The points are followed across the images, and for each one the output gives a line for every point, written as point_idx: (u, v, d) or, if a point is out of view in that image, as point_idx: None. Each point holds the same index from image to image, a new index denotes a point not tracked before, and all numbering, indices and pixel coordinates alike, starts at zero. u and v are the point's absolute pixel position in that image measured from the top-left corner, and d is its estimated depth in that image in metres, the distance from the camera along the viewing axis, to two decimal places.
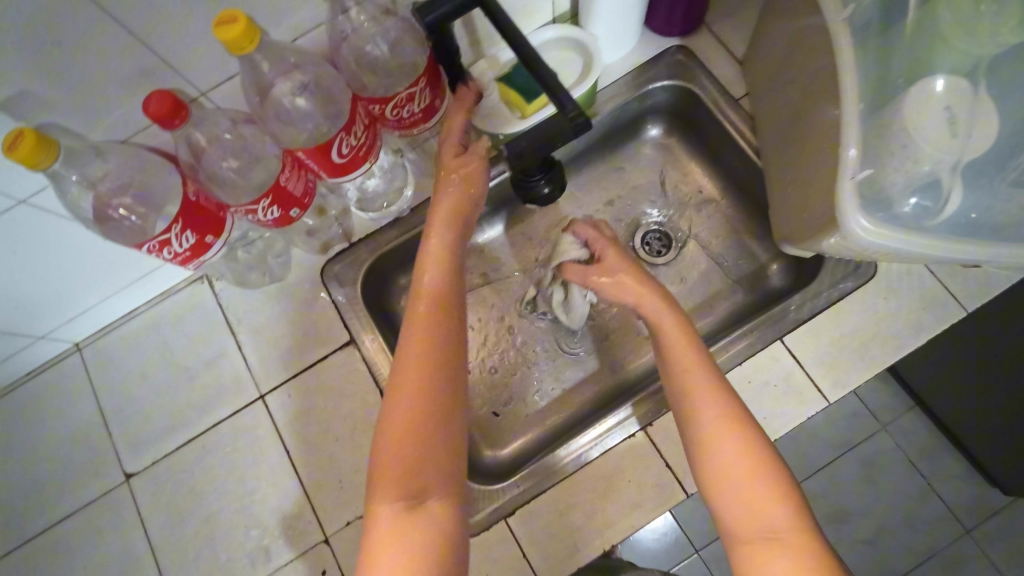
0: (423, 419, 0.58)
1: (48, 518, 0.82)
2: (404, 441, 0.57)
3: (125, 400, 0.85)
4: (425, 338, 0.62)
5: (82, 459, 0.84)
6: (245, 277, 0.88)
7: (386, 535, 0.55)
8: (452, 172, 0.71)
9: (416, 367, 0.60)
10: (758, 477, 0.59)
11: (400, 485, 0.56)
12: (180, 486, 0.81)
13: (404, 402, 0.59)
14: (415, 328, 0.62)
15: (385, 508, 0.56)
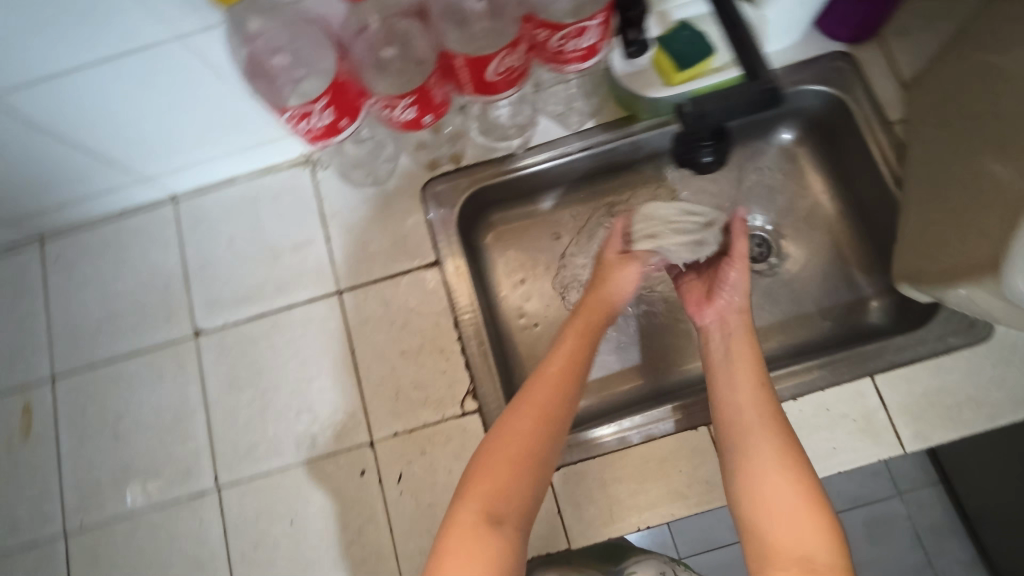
0: (523, 459, 0.59)
1: (115, 350, 0.85)
2: (499, 470, 0.58)
3: (209, 261, 0.87)
4: (553, 392, 0.64)
5: (158, 304, 0.86)
6: (348, 174, 0.89)
7: (456, 539, 0.54)
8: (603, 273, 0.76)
9: (531, 416, 0.62)
10: (784, 486, 0.55)
11: (485, 498, 0.57)
12: (245, 355, 0.83)
13: (511, 437, 0.60)
14: (539, 385, 0.64)
15: (465, 516, 0.55)
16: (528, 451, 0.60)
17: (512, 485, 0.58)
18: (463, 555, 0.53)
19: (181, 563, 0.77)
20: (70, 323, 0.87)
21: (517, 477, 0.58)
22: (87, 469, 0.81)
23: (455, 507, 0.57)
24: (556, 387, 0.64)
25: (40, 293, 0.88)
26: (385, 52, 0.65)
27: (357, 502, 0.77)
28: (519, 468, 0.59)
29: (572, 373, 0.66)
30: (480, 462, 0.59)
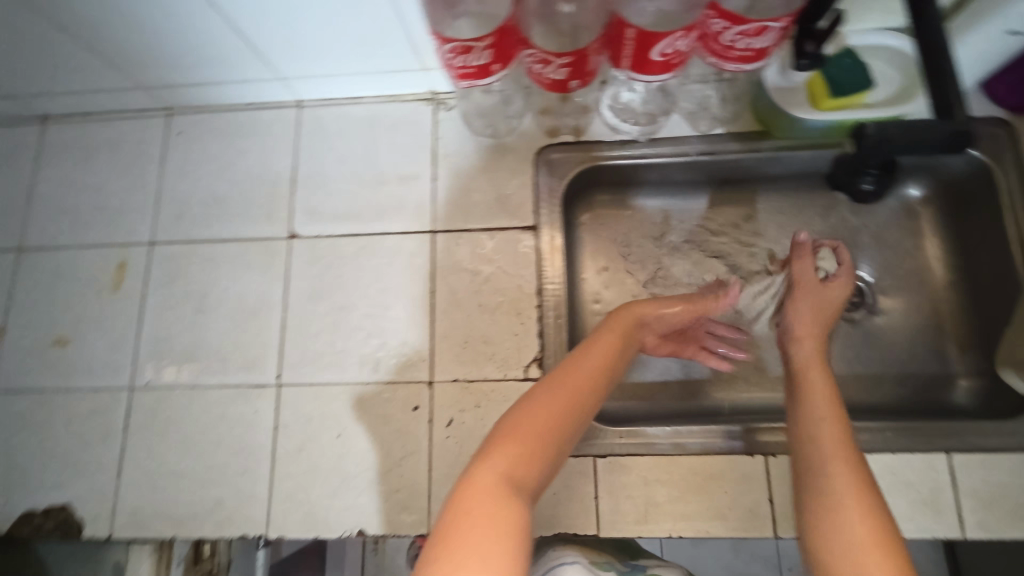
0: (543, 440, 0.53)
1: (212, 232, 0.88)
2: (521, 441, 0.51)
3: (318, 171, 0.90)
4: (584, 380, 0.59)
5: (262, 200, 0.89)
6: (470, 120, 0.89)
7: (474, 496, 0.46)
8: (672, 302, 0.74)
9: (562, 393, 0.56)
10: (855, 509, 0.52)
11: (506, 467, 0.49)
12: (331, 268, 0.86)
13: (535, 416, 0.54)
14: (573, 369, 0.60)
15: (484, 478, 0.47)
16: (554, 426, 0.54)
17: (533, 462, 0.51)
18: (479, 513, 0.44)
19: (230, 444, 0.80)
20: (178, 196, 0.90)
21: (536, 457, 0.51)
22: (164, 335, 0.85)
23: (472, 470, 0.48)
24: (589, 376, 0.60)
25: (157, 162, 0.92)
26: (562, 7, 0.66)
27: (404, 434, 0.79)
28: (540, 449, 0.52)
29: (602, 370, 0.61)
30: (499, 434, 0.52)
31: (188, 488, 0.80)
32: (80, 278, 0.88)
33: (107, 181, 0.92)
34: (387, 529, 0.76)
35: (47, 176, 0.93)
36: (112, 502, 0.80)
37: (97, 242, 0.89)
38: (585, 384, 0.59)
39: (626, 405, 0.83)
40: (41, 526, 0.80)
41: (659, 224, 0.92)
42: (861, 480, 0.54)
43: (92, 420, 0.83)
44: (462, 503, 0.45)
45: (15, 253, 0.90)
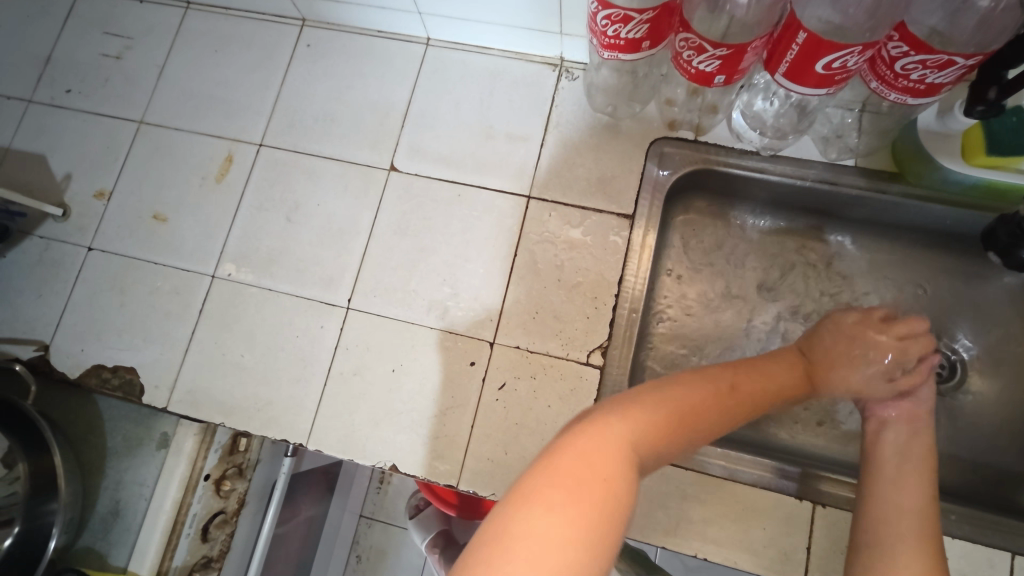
0: (673, 428, 0.51)
1: (318, 147, 0.90)
2: (650, 419, 0.50)
3: (430, 110, 0.90)
4: (728, 394, 0.57)
5: (371, 127, 0.90)
6: (591, 95, 0.87)
7: (587, 444, 0.45)
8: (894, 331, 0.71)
9: (700, 395, 0.55)
10: None
11: (629, 433, 0.48)
12: (422, 208, 0.86)
13: (671, 402, 0.53)
14: (721, 380, 0.58)
15: (608, 436, 0.46)
16: (682, 421, 0.52)
17: (657, 440, 0.49)
18: (588, 463, 0.43)
19: (290, 352, 0.83)
20: (294, 105, 0.92)
21: (663, 443, 0.50)
22: (253, 234, 0.88)
23: (594, 427, 0.47)
24: (735, 392, 0.58)
25: (281, 69, 0.94)
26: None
27: (455, 386, 0.79)
28: (668, 436, 0.50)
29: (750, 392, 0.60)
30: (631, 406, 0.51)
31: (242, 384, 0.82)
32: (189, 162, 0.92)
33: (232, 76, 0.95)
34: (418, 470, 0.77)
35: (179, 58, 0.96)
36: (173, 376, 0.83)
37: (211, 132, 0.93)
38: (724, 400, 0.57)
39: None
40: (108, 380, 0.84)
41: (755, 245, 0.89)
42: None
43: (173, 297, 0.86)
44: (578, 450, 0.44)
45: (137, 124, 0.94)
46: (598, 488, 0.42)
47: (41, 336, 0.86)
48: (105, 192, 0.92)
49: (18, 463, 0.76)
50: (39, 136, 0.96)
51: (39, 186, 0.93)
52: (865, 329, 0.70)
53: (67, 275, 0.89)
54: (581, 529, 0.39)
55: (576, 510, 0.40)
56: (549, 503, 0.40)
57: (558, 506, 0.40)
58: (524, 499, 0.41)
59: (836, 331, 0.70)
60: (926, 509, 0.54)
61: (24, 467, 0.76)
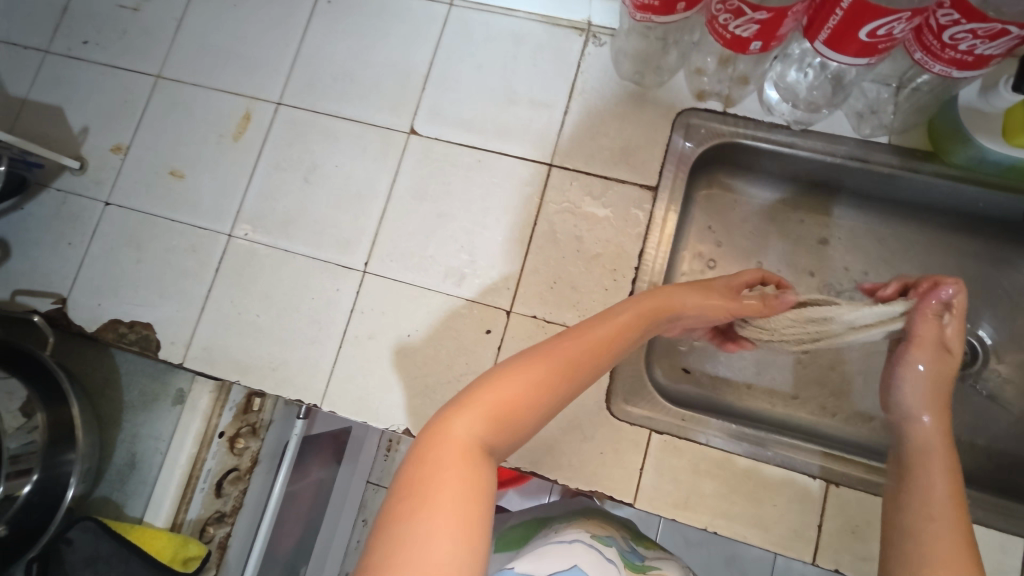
0: (538, 397, 0.52)
1: (336, 108, 0.89)
2: (505, 392, 0.51)
3: (452, 74, 0.88)
4: (588, 345, 0.57)
5: (392, 89, 0.88)
6: (619, 62, 0.85)
7: (442, 449, 0.46)
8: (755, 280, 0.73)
9: (553, 355, 0.55)
10: None
11: (482, 423, 0.49)
12: (440, 174, 0.85)
13: (529, 372, 0.53)
14: (576, 337, 0.57)
15: (459, 435, 0.47)
16: (541, 385, 0.52)
17: (515, 420, 0.50)
18: (447, 479, 0.44)
19: (306, 313, 0.82)
20: (313, 65, 0.90)
21: (528, 418, 0.51)
22: (269, 195, 0.87)
23: (448, 425, 0.48)
24: (593, 344, 0.57)
25: (301, 27, 0.92)
26: None
27: (470, 353, 0.79)
28: (531, 404, 0.51)
29: (605, 341, 0.58)
30: (480, 396, 0.51)
31: (257, 343, 0.82)
32: (207, 119, 0.90)
33: (250, 32, 0.93)
34: None
35: (197, 12, 0.94)
36: (189, 333, 0.83)
37: (229, 89, 0.91)
38: (583, 351, 0.56)
39: (694, 391, 0.81)
40: (124, 335, 0.84)
41: (778, 223, 0.87)
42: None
43: (189, 254, 0.86)
44: (442, 461, 0.45)
45: (154, 79, 0.93)
46: (465, 499, 0.44)
47: (59, 289, 0.87)
48: (122, 146, 0.91)
49: (36, 412, 0.76)
50: (55, 88, 0.95)
51: (57, 139, 0.92)
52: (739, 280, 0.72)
53: (84, 229, 0.88)
54: (468, 540, 0.42)
55: (450, 525, 0.42)
56: (431, 525, 0.41)
57: (442, 529, 0.41)
58: (404, 515, 0.42)
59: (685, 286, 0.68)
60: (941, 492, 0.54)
61: (43, 417, 0.76)
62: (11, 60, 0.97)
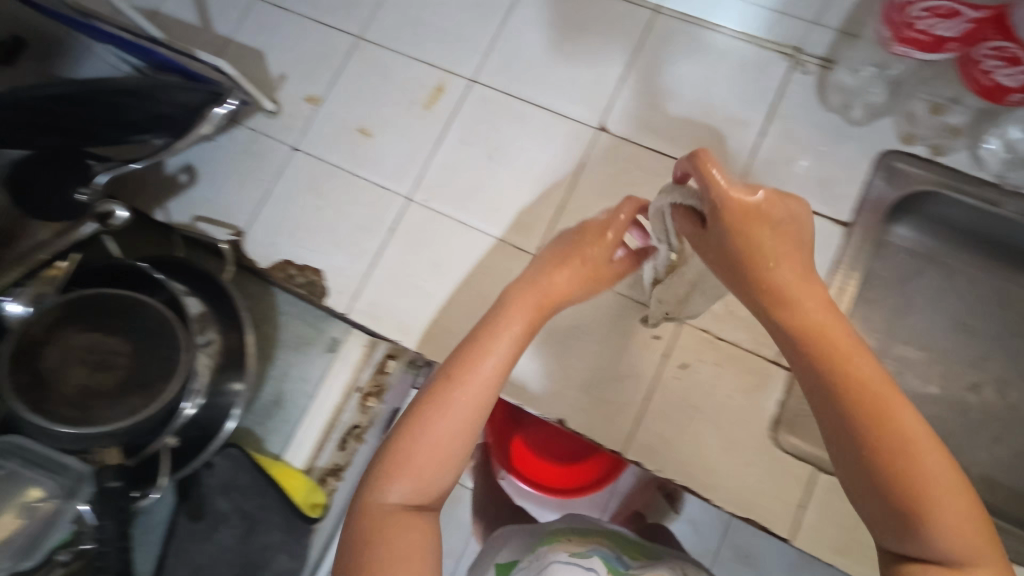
0: (450, 438, 0.52)
1: (528, 93, 0.89)
2: (412, 443, 0.52)
3: (648, 78, 0.88)
4: (477, 360, 0.55)
5: (586, 84, 0.89)
6: (826, 93, 0.83)
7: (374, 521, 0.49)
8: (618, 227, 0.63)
9: (451, 392, 0.53)
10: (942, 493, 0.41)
11: (405, 486, 0.51)
12: (627, 174, 0.85)
13: (424, 412, 0.52)
14: (474, 355, 0.55)
15: (386, 505, 0.50)
16: (450, 430, 0.52)
17: (425, 465, 0.51)
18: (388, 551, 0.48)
19: (472, 287, 0.83)
20: (510, 49, 0.92)
21: (445, 468, 0.52)
22: (451, 167, 0.88)
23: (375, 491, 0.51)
24: (481, 354, 0.55)
25: (504, 9, 0.93)
26: None
27: (634, 356, 0.78)
28: (437, 439, 0.52)
29: (504, 345, 0.56)
30: (390, 458, 0.52)
31: (421, 307, 0.83)
32: (399, 84, 0.93)
33: (455, 8, 0.94)
34: (583, 429, 0.77)
35: None
36: (357, 286, 0.85)
37: (425, 59, 0.93)
38: (490, 370, 0.54)
39: None
40: (293, 278, 0.87)
41: (975, 282, 0.81)
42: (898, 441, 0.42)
43: (367, 210, 0.88)
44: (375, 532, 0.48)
45: (355, 40, 0.96)
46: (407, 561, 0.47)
47: (236, 222, 0.90)
48: (316, 98, 0.94)
49: (211, 331, 0.78)
50: (259, 33, 0.99)
51: (255, 82, 0.96)
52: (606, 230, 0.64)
53: (270, 170, 0.92)
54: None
55: None
56: None
57: None
58: None
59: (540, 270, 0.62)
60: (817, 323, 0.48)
61: (217, 336, 0.78)
62: None
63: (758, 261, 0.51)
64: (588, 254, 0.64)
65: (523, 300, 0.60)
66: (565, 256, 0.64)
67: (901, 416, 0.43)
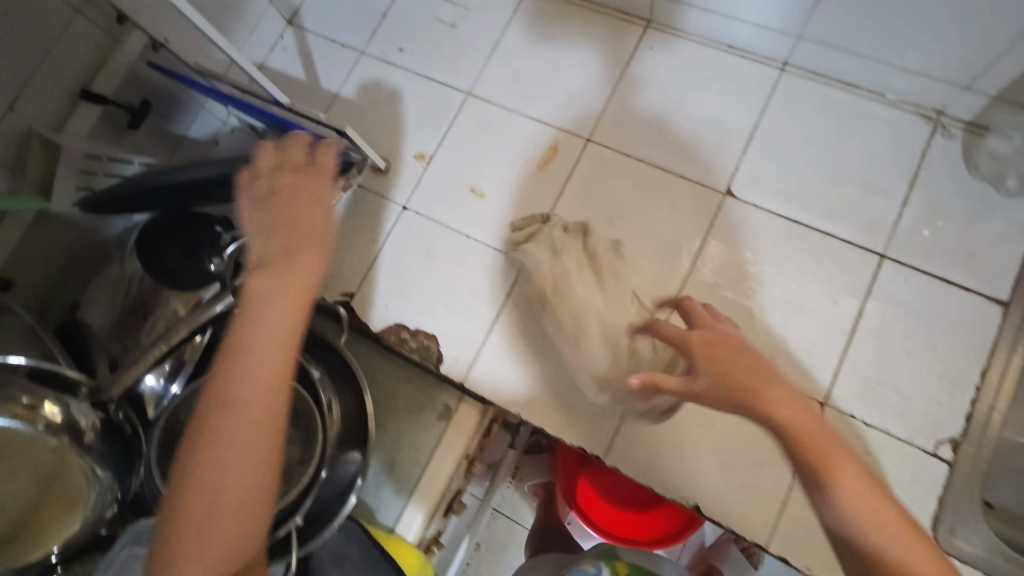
0: (241, 471, 0.51)
1: (648, 154, 0.87)
2: (198, 497, 0.50)
3: (775, 140, 0.84)
4: (248, 382, 0.52)
5: (709, 145, 0.86)
6: (973, 159, 0.79)
7: None
8: (296, 238, 0.59)
9: (223, 429, 0.51)
10: (883, 511, 0.47)
11: (217, 539, 0.49)
12: (756, 241, 0.82)
13: (209, 452, 0.51)
14: (244, 378, 0.52)
15: None
16: (241, 468, 0.51)
17: (225, 504, 0.50)
18: None
19: None
20: (627, 107, 0.89)
21: (250, 496, 0.51)
22: None
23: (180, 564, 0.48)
24: (254, 368, 0.52)
25: (619, 66, 0.91)
26: None
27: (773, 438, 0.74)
28: (238, 476, 0.51)
29: (260, 357, 0.53)
30: (191, 521, 0.49)
31: (540, 376, 0.82)
32: (512, 142, 0.91)
33: (568, 66, 0.93)
34: (720, 515, 0.74)
35: (515, 36, 0.96)
36: (474, 353, 0.85)
37: (538, 116, 0.91)
38: (270, 392, 0.53)
39: None
40: (405, 342, 0.87)
41: None
42: (843, 467, 0.49)
43: (484, 274, 0.87)
44: None
45: (464, 95, 0.95)
46: None
47: (350, 282, 0.90)
48: (425, 155, 0.93)
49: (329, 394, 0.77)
50: (366, 88, 0.98)
51: (363, 138, 0.96)
52: (315, 213, 0.61)
53: (382, 228, 0.91)
54: None
55: None
56: None
57: None
58: None
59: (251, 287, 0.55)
60: (777, 399, 0.53)
61: (335, 399, 0.77)
62: (326, 53, 1.01)
63: (714, 358, 0.57)
64: (305, 225, 0.60)
65: (252, 310, 0.54)
66: (274, 258, 0.57)
67: (769, 393, 0.54)
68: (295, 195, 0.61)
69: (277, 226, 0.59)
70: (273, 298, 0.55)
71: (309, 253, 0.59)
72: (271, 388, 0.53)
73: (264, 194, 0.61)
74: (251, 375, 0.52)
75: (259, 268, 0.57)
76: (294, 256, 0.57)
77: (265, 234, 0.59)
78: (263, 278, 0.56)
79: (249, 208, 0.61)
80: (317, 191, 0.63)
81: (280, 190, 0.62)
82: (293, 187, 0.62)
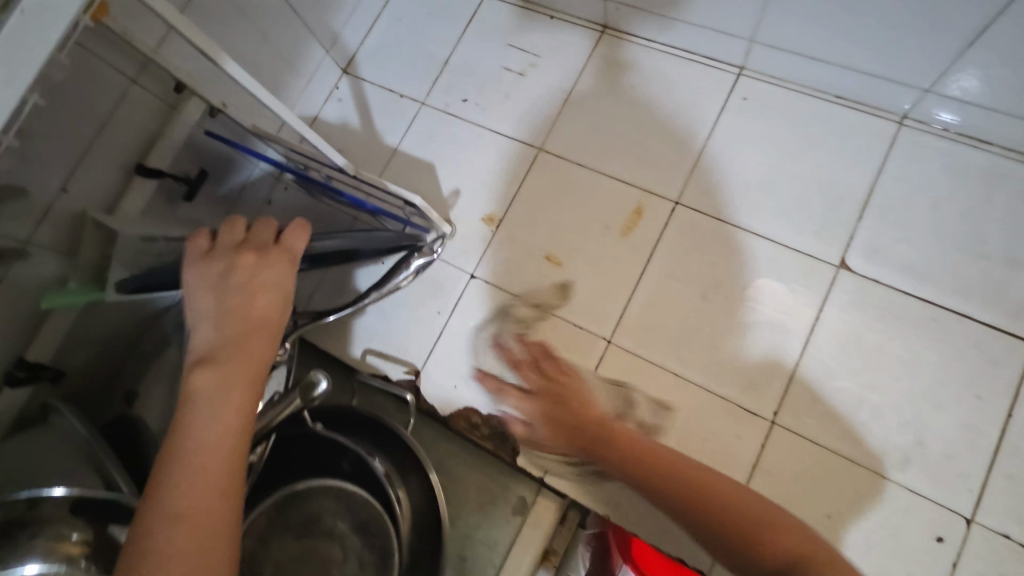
0: None
1: (746, 220, 0.78)
2: None
3: (894, 204, 0.74)
4: (187, 493, 0.39)
5: (818, 210, 0.76)
6: None
7: None
8: (245, 314, 0.48)
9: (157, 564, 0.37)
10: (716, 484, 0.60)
11: None
12: (878, 322, 0.71)
13: None
14: (181, 487, 0.39)
15: None
16: None
17: None
18: None
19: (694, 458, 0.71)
20: (719, 166, 0.80)
21: None
22: (660, 306, 0.77)
23: None
24: (195, 472, 0.40)
25: (709, 120, 0.82)
26: None
27: (911, 559, 0.64)
28: None
29: (204, 456, 0.41)
30: None
31: None
32: (590, 203, 0.83)
33: (650, 120, 0.85)
34: None
35: (589, 87, 0.88)
36: None
37: (618, 175, 0.83)
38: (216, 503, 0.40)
39: None
40: (478, 427, 0.78)
41: None
42: (678, 469, 0.63)
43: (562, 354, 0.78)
44: None
45: (535, 151, 0.87)
46: None
47: (416, 359, 0.83)
48: (494, 217, 0.86)
49: (398, 486, 0.66)
50: (429, 142, 0.91)
51: (426, 198, 0.89)
52: (267, 284, 0.51)
53: (449, 299, 0.84)
54: None
55: None
56: None
57: None
58: None
59: (196, 386, 0.43)
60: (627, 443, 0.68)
61: (405, 492, 0.65)
62: (385, 105, 0.95)
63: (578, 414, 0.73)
64: (257, 301, 0.50)
65: (194, 405, 0.43)
66: (219, 340, 0.47)
67: (625, 437, 0.69)
68: (253, 280, 0.50)
69: (233, 313, 0.48)
70: (221, 383, 0.44)
71: (266, 333, 0.48)
72: (223, 505, 0.40)
73: (219, 276, 0.50)
74: (189, 493, 0.39)
75: (203, 352, 0.46)
76: (254, 333, 0.48)
77: (215, 320, 0.48)
78: (211, 373, 0.44)
79: (199, 285, 0.50)
80: (268, 263, 0.52)
81: (238, 267, 0.51)
82: (254, 269, 0.51)
